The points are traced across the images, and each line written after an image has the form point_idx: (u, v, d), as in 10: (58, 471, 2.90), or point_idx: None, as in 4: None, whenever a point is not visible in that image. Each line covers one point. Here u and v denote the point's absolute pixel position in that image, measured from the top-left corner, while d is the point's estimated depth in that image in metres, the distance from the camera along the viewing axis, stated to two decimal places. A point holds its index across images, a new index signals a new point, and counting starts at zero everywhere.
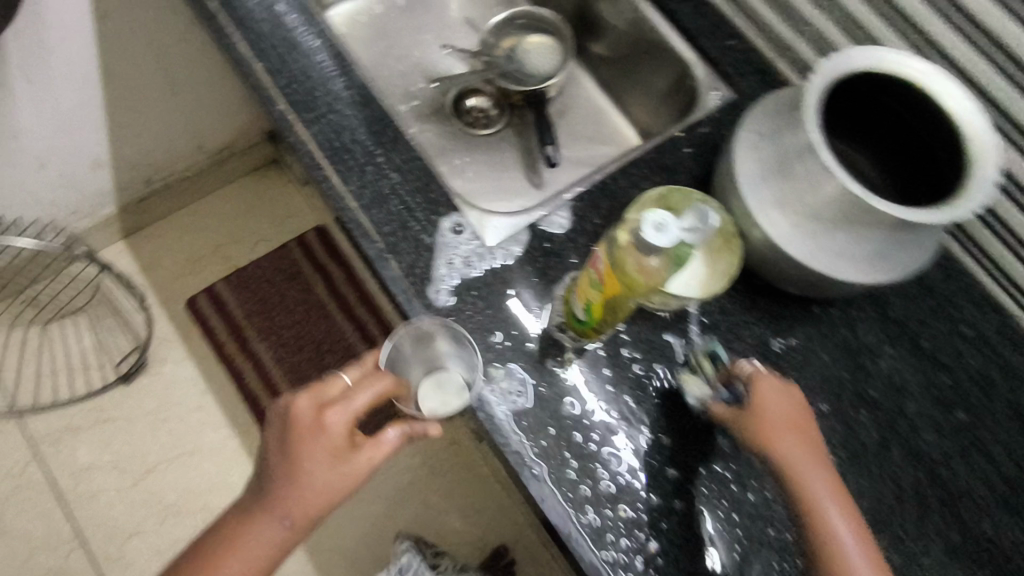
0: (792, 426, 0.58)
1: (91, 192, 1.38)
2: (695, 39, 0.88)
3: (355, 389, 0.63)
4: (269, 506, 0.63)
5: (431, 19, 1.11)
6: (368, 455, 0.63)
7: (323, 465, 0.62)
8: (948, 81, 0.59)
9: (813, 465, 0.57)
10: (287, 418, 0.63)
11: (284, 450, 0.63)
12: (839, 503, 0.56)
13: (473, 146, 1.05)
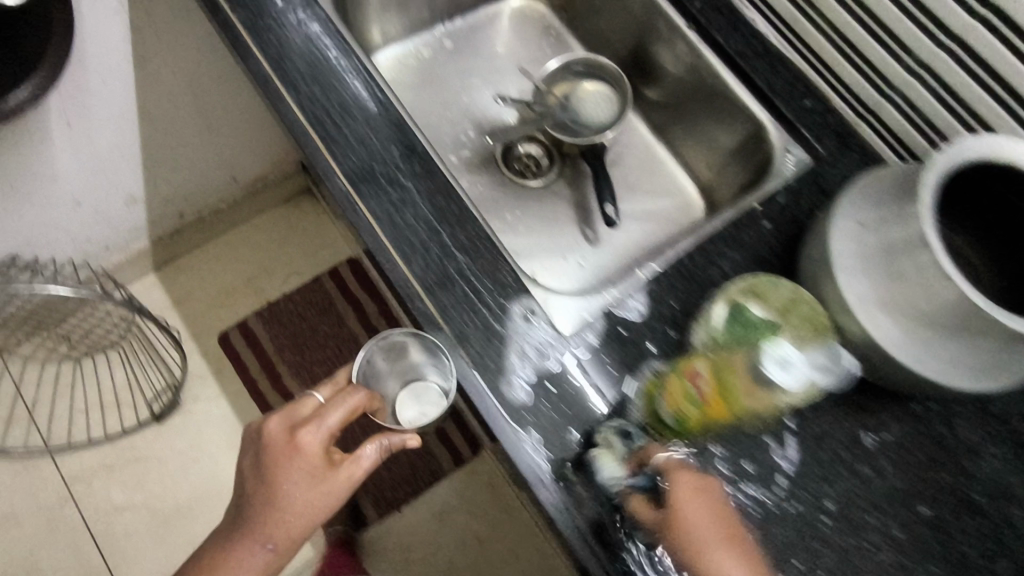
0: (722, 529, 0.56)
1: (125, 229, 1.35)
2: (768, 98, 0.83)
3: (328, 408, 0.68)
4: (251, 531, 0.67)
5: (480, 62, 1.06)
6: (346, 472, 0.68)
7: (301, 483, 0.67)
8: None
9: (727, 547, 0.55)
10: (264, 444, 0.68)
11: (261, 473, 0.68)
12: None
13: (524, 202, 1.00)
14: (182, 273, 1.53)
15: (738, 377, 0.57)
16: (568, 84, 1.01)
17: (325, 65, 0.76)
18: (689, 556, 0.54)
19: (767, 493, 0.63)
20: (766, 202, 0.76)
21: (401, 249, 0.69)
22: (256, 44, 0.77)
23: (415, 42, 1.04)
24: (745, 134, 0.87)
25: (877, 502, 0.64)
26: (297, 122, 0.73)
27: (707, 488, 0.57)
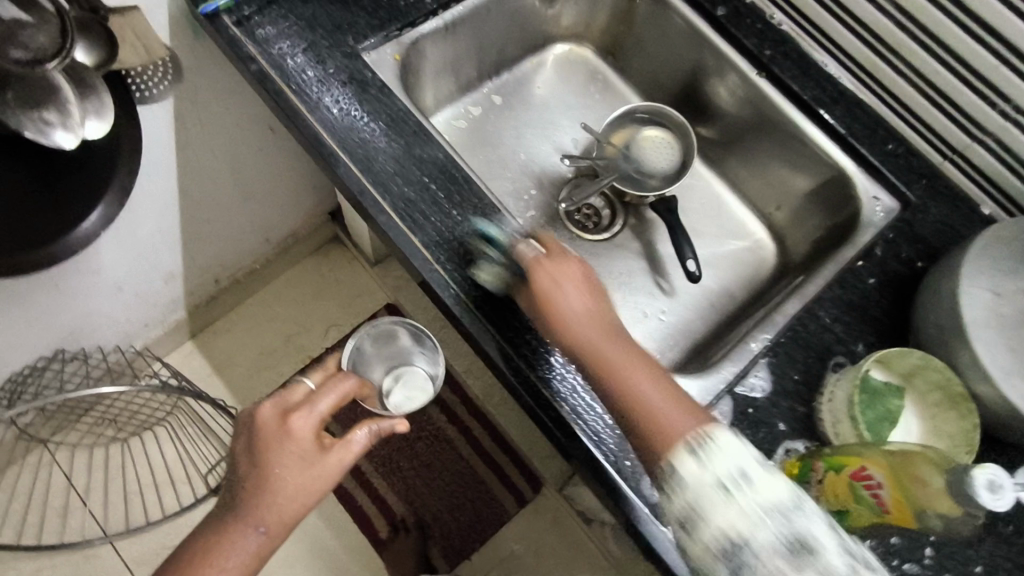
0: (590, 318, 0.61)
1: (164, 304, 1.31)
2: (850, 144, 0.84)
3: (320, 390, 0.67)
4: (243, 515, 0.62)
5: (531, 115, 1.04)
6: (338, 456, 0.66)
7: (295, 467, 0.64)
8: None
9: (622, 352, 0.60)
10: (255, 430, 0.65)
11: (253, 458, 0.64)
12: (641, 378, 0.58)
13: (595, 261, 0.97)
14: (219, 338, 1.49)
15: (921, 486, 0.54)
16: (629, 131, 0.99)
17: (408, 152, 0.72)
18: (586, 357, 0.60)
19: (917, 565, 0.63)
20: (866, 256, 0.75)
21: (520, 348, 0.66)
22: (331, 135, 0.72)
23: (465, 102, 1.02)
24: (827, 176, 0.86)
25: None
26: (385, 218, 0.69)
27: (601, 312, 0.62)
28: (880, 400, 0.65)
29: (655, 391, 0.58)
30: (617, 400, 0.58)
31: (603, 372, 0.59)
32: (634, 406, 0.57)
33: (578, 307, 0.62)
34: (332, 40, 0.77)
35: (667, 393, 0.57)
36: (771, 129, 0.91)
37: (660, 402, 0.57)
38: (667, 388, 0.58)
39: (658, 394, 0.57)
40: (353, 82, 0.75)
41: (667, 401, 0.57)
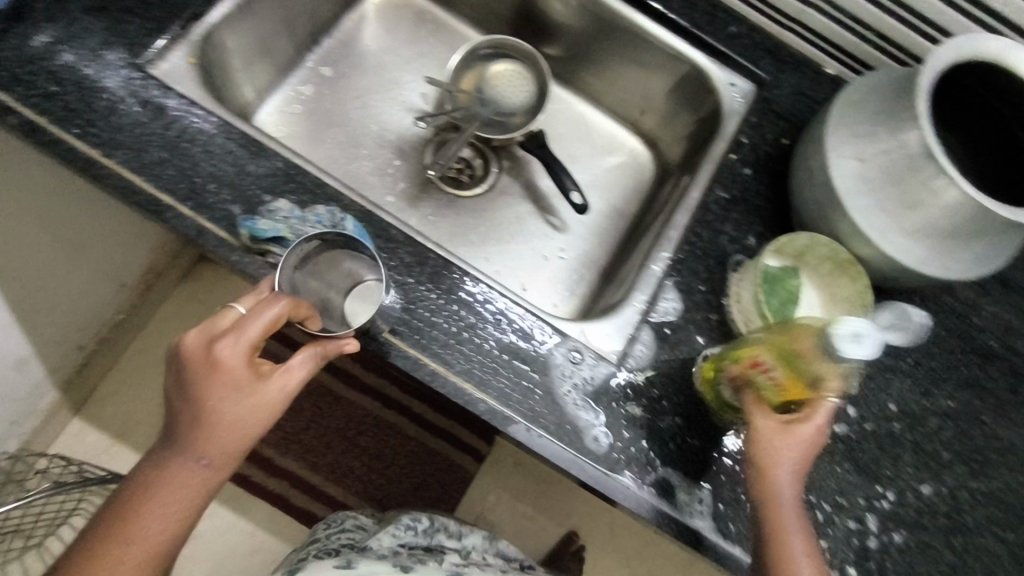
0: (802, 484, 0.53)
1: (26, 392, 1.14)
2: (696, 36, 0.83)
3: (248, 315, 0.54)
4: (181, 448, 0.53)
5: (369, 79, 0.94)
6: (277, 384, 0.55)
7: (228, 398, 0.53)
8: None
9: (797, 453, 0.53)
10: (179, 362, 0.53)
11: (183, 391, 0.53)
12: (790, 458, 0.53)
13: (482, 217, 0.92)
14: (107, 405, 1.31)
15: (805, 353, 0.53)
16: (477, 72, 0.93)
17: (242, 171, 0.62)
18: (755, 450, 0.54)
19: (845, 421, 0.67)
20: (736, 148, 0.76)
21: (453, 367, 0.61)
22: (141, 176, 0.60)
23: (289, 84, 0.91)
24: (684, 72, 0.84)
25: (927, 388, 0.71)
26: (239, 253, 0.60)
27: (804, 436, 0.54)
28: (781, 286, 0.66)
29: (795, 501, 0.53)
30: (759, 504, 0.53)
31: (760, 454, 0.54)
32: (773, 513, 0.52)
33: (774, 419, 0.54)
34: (100, 60, 0.63)
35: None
36: (613, 35, 0.88)
37: (796, 542, 0.51)
38: (813, 543, 0.52)
39: (805, 529, 0.52)
40: (146, 102, 0.63)
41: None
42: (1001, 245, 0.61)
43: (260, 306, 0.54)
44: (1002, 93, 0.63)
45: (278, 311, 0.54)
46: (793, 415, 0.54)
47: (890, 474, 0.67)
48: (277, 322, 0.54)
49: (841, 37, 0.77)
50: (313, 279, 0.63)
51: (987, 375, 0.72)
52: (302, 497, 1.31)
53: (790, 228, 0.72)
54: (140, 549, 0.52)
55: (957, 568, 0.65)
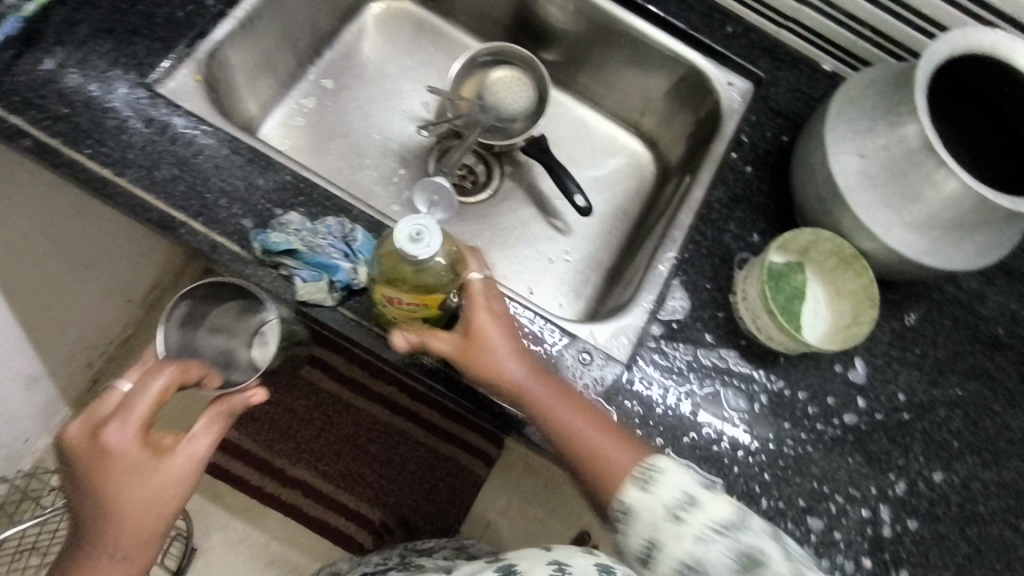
0: (563, 400, 0.58)
1: (38, 410, 1.14)
2: (692, 37, 0.83)
3: (128, 395, 0.55)
4: (92, 541, 0.55)
5: (371, 90, 0.95)
6: (182, 455, 0.57)
7: (130, 484, 0.54)
8: (1017, 42, 0.61)
9: (500, 341, 0.58)
10: (71, 457, 0.55)
11: (82, 484, 0.54)
12: (521, 366, 0.58)
13: (486, 224, 0.93)
14: None
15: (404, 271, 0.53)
16: (477, 79, 0.94)
17: (251, 186, 0.63)
18: (462, 356, 0.58)
19: (856, 413, 0.68)
20: (737, 147, 0.77)
21: (467, 372, 0.62)
22: (153, 194, 0.61)
23: (292, 97, 0.92)
24: (683, 74, 0.85)
25: (935, 378, 0.71)
26: (251, 266, 0.60)
27: (483, 316, 0.58)
28: (785, 287, 0.67)
29: (525, 375, 0.58)
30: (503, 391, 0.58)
31: (502, 384, 0.58)
32: (523, 395, 0.58)
33: (455, 336, 0.58)
34: (108, 81, 0.64)
35: (611, 441, 0.56)
36: (611, 38, 0.89)
37: (555, 409, 0.57)
38: (569, 396, 0.58)
39: (554, 391, 0.58)
40: (154, 120, 0.64)
41: (602, 439, 0.56)
42: (1003, 234, 0.61)
43: (141, 384, 0.56)
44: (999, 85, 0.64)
45: (164, 381, 0.55)
46: (467, 322, 0.58)
47: (901, 465, 0.67)
48: (163, 393, 0.55)
49: (838, 34, 0.78)
50: (215, 334, 0.70)
51: (994, 363, 0.73)
52: (314, 507, 1.32)
53: (795, 223, 0.73)
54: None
55: (972, 556, 0.66)
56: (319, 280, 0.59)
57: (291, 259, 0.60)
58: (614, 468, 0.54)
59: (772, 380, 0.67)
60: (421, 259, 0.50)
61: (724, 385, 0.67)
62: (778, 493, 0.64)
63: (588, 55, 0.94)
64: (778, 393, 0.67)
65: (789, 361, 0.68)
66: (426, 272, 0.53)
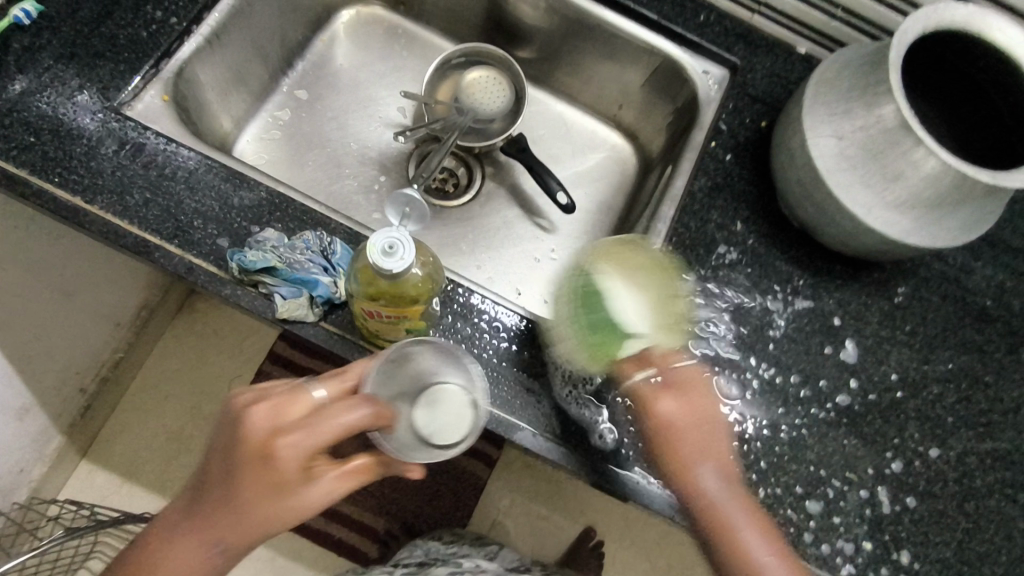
0: (747, 512, 0.55)
1: (31, 440, 1.13)
2: (665, 28, 0.82)
3: (326, 414, 0.51)
4: (206, 521, 0.54)
5: (346, 99, 0.94)
6: (323, 489, 0.54)
7: (269, 495, 0.52)
8: (986, 15, 0.61)
9: (699, 434, 0.57)
10: (235, 440, 0.52)
11: (232, 470, 0.52)
12: (760, 544, 0.54)
13: (470, 227, 0.93)
14: (114, 446, 1.31)
15: (380, 285, 0.51)
16: (452, 81, 0.93)
17: (226, 204, 0.62)
18: (661, 447, 0.57)
19: (848, 394, 0.68)
20: (716, 135, 0.76)
21: None
22: (127, 220, 0.60)
23: (267, 110, 0.91)
24: (659, 64, 0.84)
25: (926, 355, 0.71)
26: (231, 285, 0.59)
27: (696, 381, 0.59)
28: (590, 301, 0.59)
29: (712, 473, 0.56)
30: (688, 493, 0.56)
31: (728, 544, 0.54)
32: (707, 504, 0.55)
33: (665, 408, 0.57)
34: (75, 105, 0.63)
35: (764, 534, 0.55)
36: (585, 32, 0.88)
37: (740, 514, 0.55)
38: (731, 481, 0.57)
39: (729, 475, 0.57)
40: (124, 142, 0.63)
41: (759, 540, 0.54)
42: (983, 209, 0.61)
43: (336, 409, 0.52)
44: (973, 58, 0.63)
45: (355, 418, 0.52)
46: (651, 426, 0.58)
47: (897, 444, 0.67)
48: (354, 428, 0.52)
49: (811, 15, 0.77)
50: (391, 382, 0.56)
51: (984, 337, 0.73)
52: (318, 519, 1.31)
53: (777, 208, 0.72)
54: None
55: (971, 532, 0.65)
56: (298, 296, 0.58)
57: (269, 276, 0.58)
58: None
59: (761, 368, 0.67)
60: (393, 273, 0.49)
61: (715, 373, 0.66)
62: (774, 480, 0.64)
63: (564, 50, 0.93)
64: (768, 379, 0.67)
65: (778, 347, 0.68)
66: (403, 285, 0.51)
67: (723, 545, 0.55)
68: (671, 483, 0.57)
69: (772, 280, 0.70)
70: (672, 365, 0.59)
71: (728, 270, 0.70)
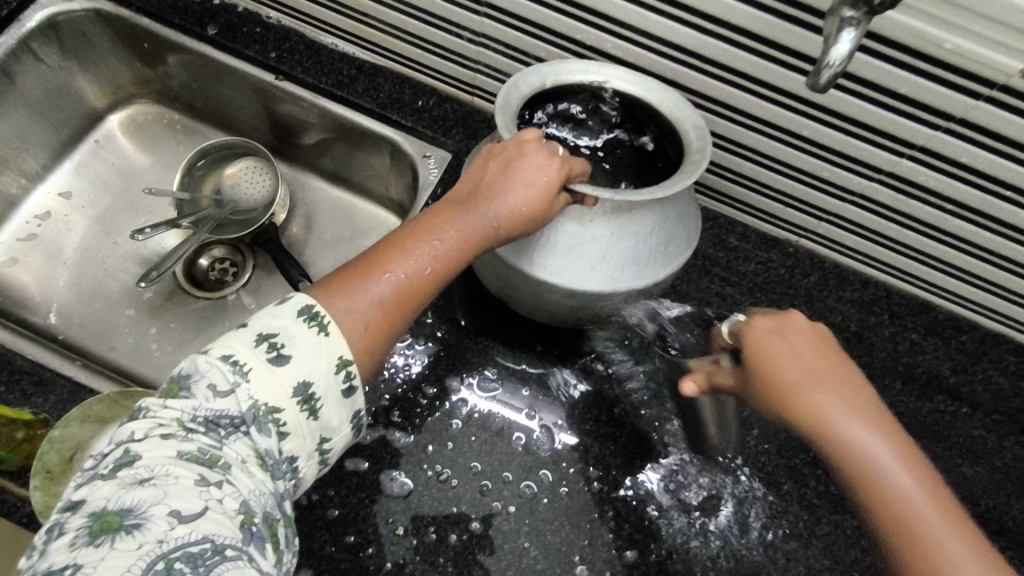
0: (945, 511, 0.46)
1: None
2: (381, 115, 0.80)
3: (535, 199, 0.53)
4: (392, 272, 0.50)
5: (112, 198, 0.94)
6: (419, 257, 0.51)
7: (428, 250, 0.51)
8: (596, 66, 0.59)
9: (516, 160, 0.53)
10: (369, 266, 0.50)
11: (396, 251, 0.51)
12: (886, 458, 0.48)
13: (227, 320, 0.89)
14: None
15: None
16: (213, 176, 0.92)
17: None
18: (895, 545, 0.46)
19: (532, 486, 0.63)
20: None
21: None
22: None
23: (22, 214, 0.91)
24: (386, 151, 0.82)
25: (632, 448, 0.66)
26: None
27: (766, 327, 0.55)
28: None
29: (502, 232, 0.54)
30: (833, 461, 0.51)
31: (858, 481, 0.49)
32: (830, 448, 0.50)
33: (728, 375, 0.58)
34: None
35: (960, 536, 0.45)
36: (321, 125, 0.87)
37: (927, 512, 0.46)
38: (495, 156, 0.55)
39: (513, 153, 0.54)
40: None
41: (920, 490, 0.47)
42: (666, 228, 0.57)
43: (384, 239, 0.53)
44: (610, 114, 0.61)
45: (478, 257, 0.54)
46: (842, 465, 0.50)
47: (584, 549, 0.61)
48: (549, 171, 0.53)
49: None
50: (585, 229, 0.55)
51: (705, 427, 0.67)
52: None
53: (469, 294, 0.70)
54: (436, 238, 0.52)
55: None
56: None
57: None
58: (900, 492, 0.47)
59: (437, 469, 0.63)
60: None
61: (394, 469, 0.62)
62: None
63: (312, 141, 0.91)
64: (439, 479, 0.62)
65: (461, 443, 0.64)
66: None
67: (879, 514, 0.48)
68: (824, 457, 0.52)
69: (461, 366, 0.67)
70: (396, 267, 0.50)
71: (408, 362, 0.67)
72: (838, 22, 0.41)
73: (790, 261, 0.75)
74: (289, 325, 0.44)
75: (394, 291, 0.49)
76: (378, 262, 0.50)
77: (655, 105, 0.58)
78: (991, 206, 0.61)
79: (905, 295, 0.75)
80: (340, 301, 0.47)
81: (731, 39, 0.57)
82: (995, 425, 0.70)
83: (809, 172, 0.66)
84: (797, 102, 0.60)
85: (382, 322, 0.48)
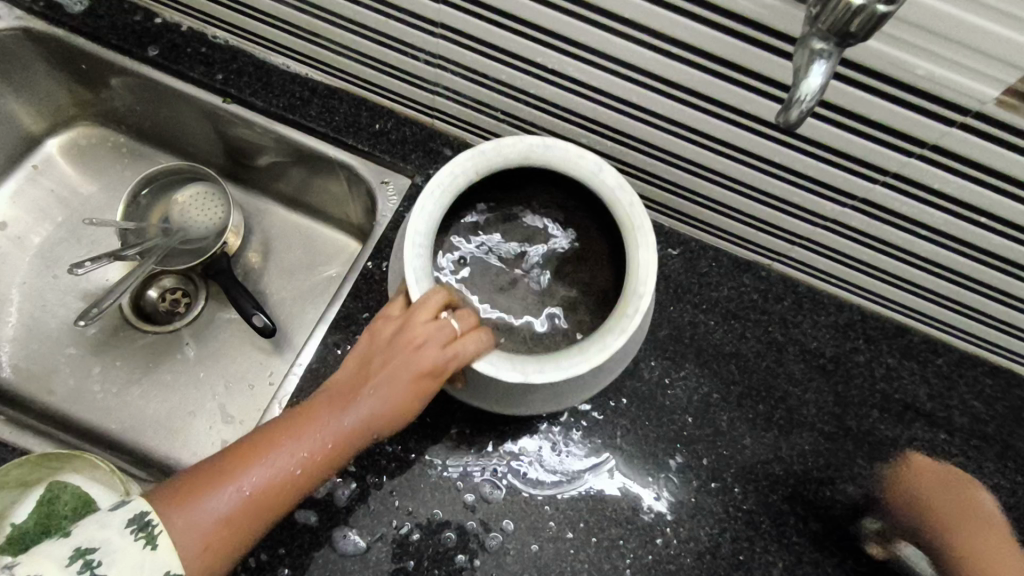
0: None
1: None
2: (337, 140, 0.76)
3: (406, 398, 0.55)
4: (247, 480, 0.51)
5: (52, 227, 0.88)
6: (276, 462, 0.52)
7: (288, 454, 0.53)
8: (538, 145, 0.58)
9: (398, 355, 0.55)
10: (228, 470, 0.51)
11: (257, 452, 0.52)
12: None
13: (176, 357, 0.84)
14: None
15: None
16: (161, 204, 0.87)
17: None
18: None
19: (499, 535, 0.60)
20: (377, 252, 0.70)
21: None
22: None
23: None
24: (343, 176, 0.78)
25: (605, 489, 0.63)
26: None
27: None
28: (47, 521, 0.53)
29: (370, 432, 0.55)
30: None
31: None
32: None
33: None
34: None
35: None
36: (274, 149, 0.82)
37: None
38: (381, 344, 0.56)
39: (409, 336, 0.55)
40: None
41: None
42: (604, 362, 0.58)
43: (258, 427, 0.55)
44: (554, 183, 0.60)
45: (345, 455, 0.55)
46: None
47: None
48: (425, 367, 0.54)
49: (477, 117, 0.72)
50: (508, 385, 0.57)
51: (678, 464, 0.64)
52: None
53: None
54: (300, 440, 0.53)
55: None
56: None
57: None
58: None
59: (396, 524, 0.59)
60: None
61: (350, 528, 0.59)
62: None
63: (266, 165, 0.87)
64: (398, 533, 0.59)
65: (422, 495, 0.60)
66: None
67: None
68: None
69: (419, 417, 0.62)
70: (253, 474, 0.51)
71: None
72: (809, 54, 0.39)
73: (763, 285, 0.73)
74: (109, 537, 0.46)
75: (243, 502, 0.51)
76: (237, 467, 0.52)
77: (596, 185, 0.57)
78: (965, 233, 0.59)
79: (880, 319, 0.73)
80: (185, 509, 0.50)
81: (696, 63, 0.55)
82: (973, 451, 0.69)
83: (779, 198, 0.64)
84: (766, 129, 0.58)
85: (222, 538, 0.50)
